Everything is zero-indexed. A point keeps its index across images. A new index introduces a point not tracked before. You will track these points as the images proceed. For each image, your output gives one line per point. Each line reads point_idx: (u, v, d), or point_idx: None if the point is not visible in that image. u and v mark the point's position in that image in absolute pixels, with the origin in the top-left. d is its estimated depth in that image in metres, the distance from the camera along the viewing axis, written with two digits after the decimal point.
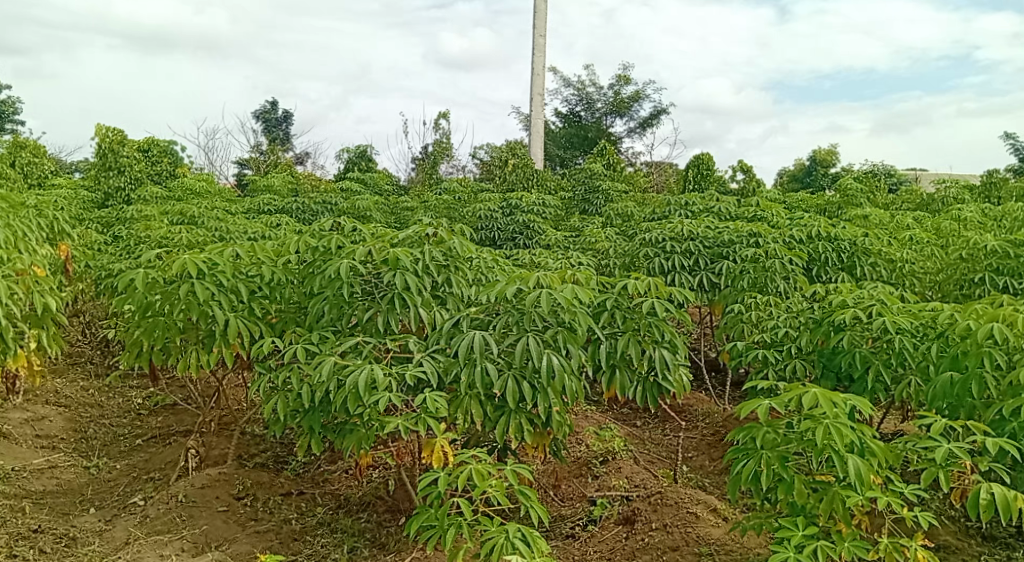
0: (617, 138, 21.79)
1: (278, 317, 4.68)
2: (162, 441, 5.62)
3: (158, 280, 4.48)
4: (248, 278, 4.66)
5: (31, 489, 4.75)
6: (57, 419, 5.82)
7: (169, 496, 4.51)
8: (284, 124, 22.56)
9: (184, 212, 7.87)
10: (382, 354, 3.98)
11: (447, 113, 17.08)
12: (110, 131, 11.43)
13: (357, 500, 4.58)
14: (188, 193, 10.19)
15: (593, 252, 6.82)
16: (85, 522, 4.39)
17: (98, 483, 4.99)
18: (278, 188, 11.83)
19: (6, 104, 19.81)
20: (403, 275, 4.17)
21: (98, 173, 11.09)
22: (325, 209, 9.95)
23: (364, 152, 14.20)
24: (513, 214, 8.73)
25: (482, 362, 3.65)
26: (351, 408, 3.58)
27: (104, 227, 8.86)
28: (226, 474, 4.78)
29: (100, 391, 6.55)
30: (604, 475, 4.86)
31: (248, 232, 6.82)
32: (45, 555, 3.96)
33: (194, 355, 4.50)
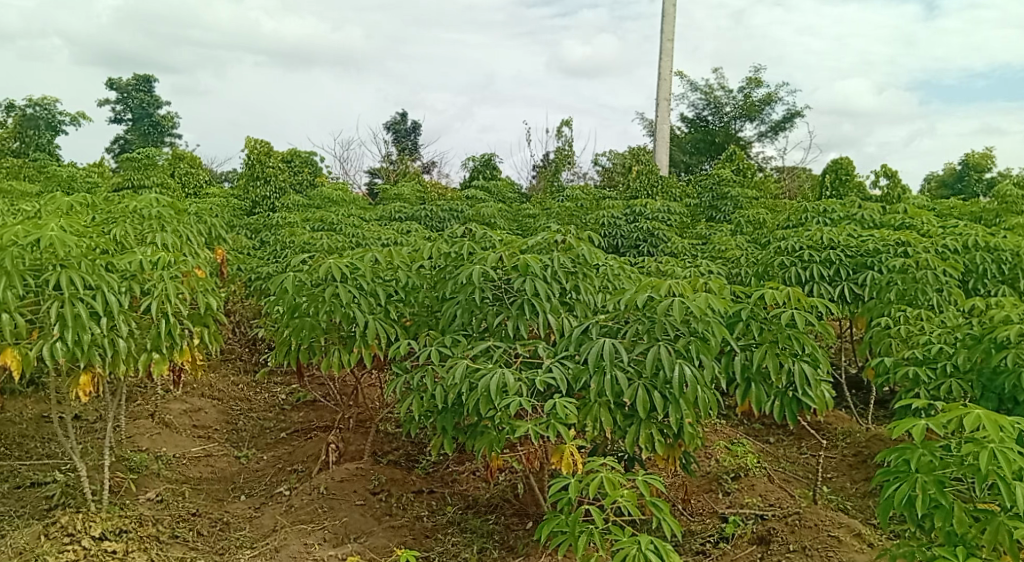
0: (746, 143, 21.10)
1: (411, 319, 4.85)
2: (303, 435, 5.97)
3: (305, 283, 4.77)
4: (385, 282, 4.87)
5: (190, 475, 5.16)
6: (211, 410, 6.30)
7: (312, 488, 4.77)
8: (413, 135, 23.42)
9: (324, 219, 8.31)
10: (512, 359, 4.02)
11: (570, 120, 17.08)
12: (259, 143, 12.26)
13: (485, 502, 4.67)
14: (326, 201, 10.74)
15: (722, 259, 6.62)
16: (236, 508, 4.71)
17: (248, 472, 5.35)
18: (408, 196, 12.26)
19: (167, 119, 21.71)
20: (533, 281, 4.21)
21: (246, 183, 11.93)
22: (452, 216, 10.25)
23: (488, 160, 14.47)
24: (637, 221, 8.62)
25: (612, 370, 3.64)
26: (483, 410, 3.66)
27: (252, 233, 9.51)
28: (363, 470, 4.99)
29: (248, 386, 7.06)
30: (736, 492, 4.72)
31: (382, 238, 7.12)
32: (202, 537, 4.28)
33: (336, 354, 4.73)
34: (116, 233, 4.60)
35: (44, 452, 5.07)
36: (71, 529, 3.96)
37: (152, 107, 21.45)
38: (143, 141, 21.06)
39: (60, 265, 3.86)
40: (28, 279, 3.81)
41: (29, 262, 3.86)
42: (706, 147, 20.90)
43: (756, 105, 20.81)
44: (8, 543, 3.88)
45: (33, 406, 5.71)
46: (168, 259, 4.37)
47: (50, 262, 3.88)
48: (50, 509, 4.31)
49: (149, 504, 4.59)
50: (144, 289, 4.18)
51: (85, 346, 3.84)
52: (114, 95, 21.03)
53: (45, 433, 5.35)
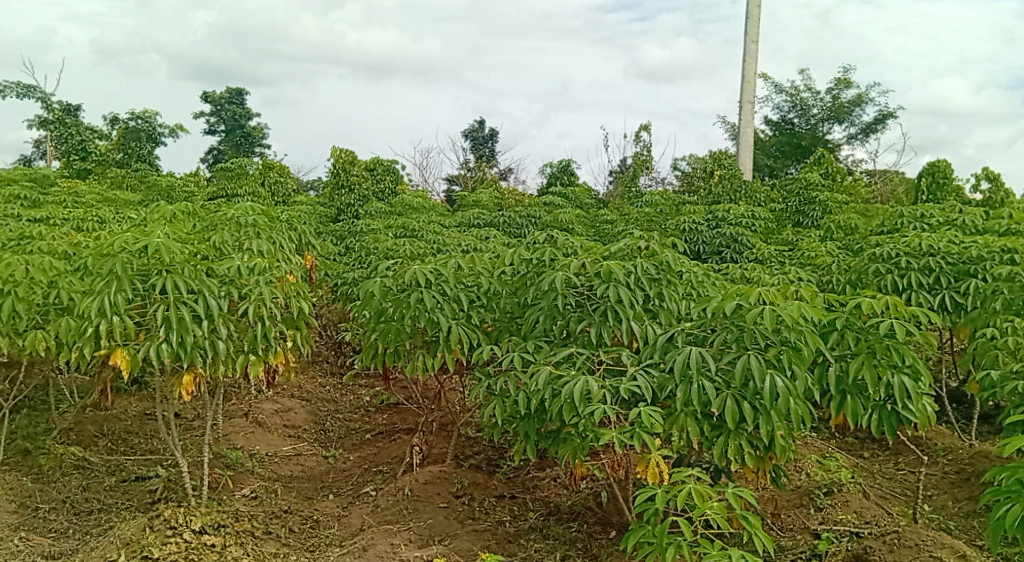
0: (834, 146, 20.39)
1: (493, 325, 4.88)
2: (387, 436, 6.10)
3: (392, 288, 4.87)
4: (468, 288, 4.92)
5: (282, 473, 5.35)
6: (300, 411, 6.52)
7: (397, 489, 4.86)
8: (490, 142, 23.63)
9: (406, 226, 8.47)
10: (596, 366, 4.00)
11: (648, 125, 16.88)
12: (343, 152, 12.61)
13: (568, 509, 4.66)
14: (407, 208, 10.94)
15: (812, 266, 6.40)
16: (325, 507, 4.85)
17: (335, 472, 5.51)
18: (486, 203, 12.36)
19: (256, 130, 22.61)
20: (617, 288, 4.16)
21: (331, 191, 12.30)
22: (530, 222, 10.28)
23: (566, 166, 14.46)
24: (720, 227, 8.44)
25: (699, 379, 3.55)
26: (567, 417, 3.65)
27: (337, 240, 9.80)
28: (446, 472, 5.06)
29: (334, 388, 7.33)
30: (829, 508, 4.56)
31: (463, 244, 7.21)
32: (295, 534, 4.43)
33: (421, 359, 4.80)
34: (216, 240, 4.81)
35: (147, 448, 5.35)
36: (173, 523, 4.13)
37: (244, 118, 22.38)
38: (235, 151, 22.00)
39: (165, 270, 4.09)
40: (137, 283, 4.06)
41: (137, 267, 4.10)
42: (791, 151, 20.27)
43: (845, 106, 20.15)
44: (117, 535, 4.09)
45: (138, 403, 6.03)
46: (264, 264, 4.54)
47: (156, 268, 4.11)
48: (154, 502, 4.54)
49: (244, 499, 4.77)
50: (242, 293, 4.37)
51: (189, 347, 4.04)
52: (208, 107, 22.03)
53: (149, 429, 5.64)
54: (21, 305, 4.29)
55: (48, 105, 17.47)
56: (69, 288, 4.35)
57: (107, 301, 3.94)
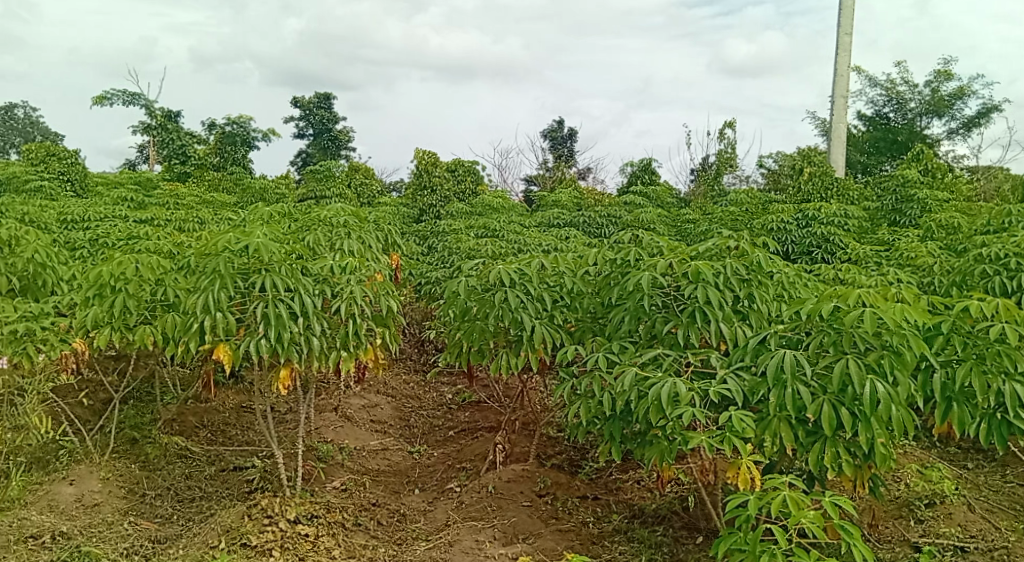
0: (933, 141, 19.40)
1: (576, 325, 4.83)
2: (470, 434, 6.18)
3: (476, 288, 4.92)
4: (551, 287, 4.92)
5: (369, 467, 5.49)
6: (386, 407, 6.68)
7: (481, 486, 4.92)
8: (570, 141, 23.57)
9: (488, 226, 8.55)
10: (683, 368, 3.92)
11: (733, 122, 16.46)
12: (426, 154, 12.84)
13: (652, 512, 4.59)
14: (487, 208, 11.03)
15: (911, 267, 6.11)
16: (411, 501, 4.96)
17: (420, 467, 5.62)
18: (565, 202, 12.35)
19: (342, 133, 23.28)
20: (705, 289, 4.07)
21: (414, 192, 12.58)
22: (610, 222, 10.20)
23: (648, 165, 14.26)
24: (810, 226, 8.17)
25: (794, 384, 3.45)
26: (654, 419, 3.60)
27: (420, 240, 9.98)
28: (530, 471, 5.07)
29: (418, 385, 7.48)
30: (931, 521, 4.37)
31: (544, 244, 7.22)
32: (383, 527, 4.54)
33: (504, 357, 4.79)
34: (310, 240, 5.00)
35: (244, 439, 5.59)
36: (270, 512, 4.30)
37: (331, 122, 23.04)
38: (323, 156, 22.75)
39: (264, 269, 4.30)
40: (238, 281, 4.28)
41: (238, 265, 4.31)
42: (885, 146, 19.31)
43: (945, 99, 19.17)
44: (218, 522, 4.29)
45: (234, 396, 6.30)
46: (355, 264, 4.69)
47: (256, 267, 4.32)
48: (251, 492, 4.75)
49: (335, 491, 4.92)
50: (335, 291, 4.54)
51: (286, 343, 4.24)
52: (297, 112, 22.81)
53: (245, 421, 5.91)
54: (132, 301, 4.56)
55: (151, 113, 18.46)
56: (175, 285, 4.60)
57: (211, 298, 4.16)
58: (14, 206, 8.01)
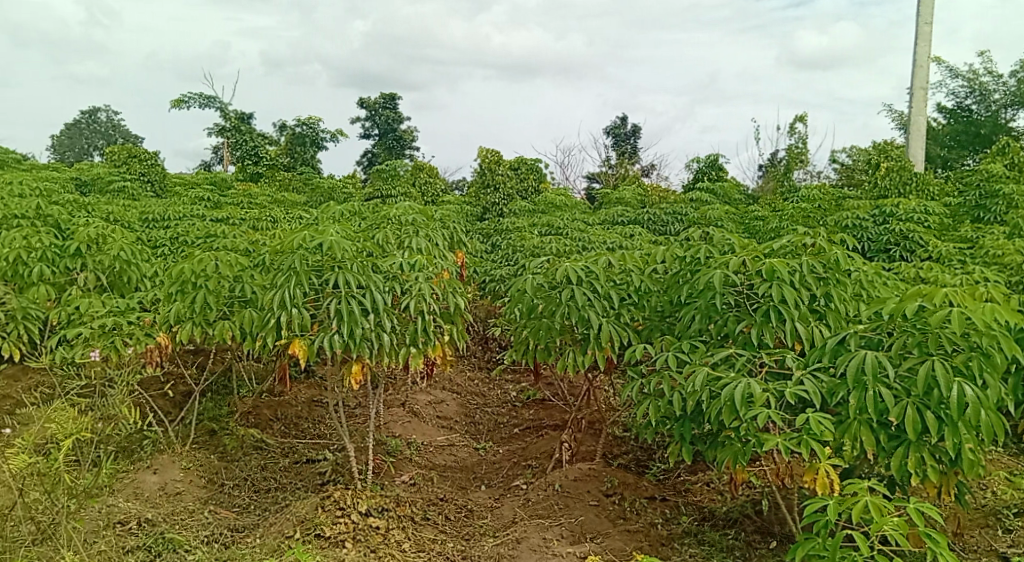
0: (1019, 134, 18.46)
1: (644, 324, 4.78)
2: (535, 431, 6.18)
3: (543, 285, 4.90)
4: (618, 285, 4.86)
5: (436, 462, 5.55)
6: (452, 403, 6.75)
7: (547, 484, 4.91)
8: (633, 138, 23.31)
9: (552, 224, 8.53)
10: (757, 369, 3.82)
11: (804, 116, 15.99)
12: (490, 152, 12.90)
13: (723, 515, 4.50)
14: (550, 206, 11.02)
15: (999, 266, 5.82)
16: (478, 497, 4.99)
17: (486, 463, 5.66)
18: (630, 199, 12.23)
19: (407, 132, 23.59)
20: (780, 287, 3.97)
21: (478, 190, 12.68)
22: (676, 219, 10.04)
23: (715, 161, 13.99)
24: (887, 222, 7.88)
25: (875, 386, 3.32)
26: (727, 421, 3.53)
27: (485, 238, 10.03)
28: (596, 470, 5.03)
29: (483, 382, 7.53)
30: (1021, 531, 4.16)
31: (609, 241, 7.17)
32: (451, 522, 4.58)
33: (571, 355, 4.74)
34: (379, 238, 5.09)
35: (315, 432, 5.74)
36: (342, 504, 4.39)
37: (396, 122, 23.38)
38: (388, 155, 23.12)
39: (336, 266, 4.43)
40: (312, 279, 4.40)
41: (312, 263, 4.44)
42: (966, 139, 18.41)
43: None
44: (293, 513, 4.40)
45: (306, 390, 6.47)
46: (424, 261, 4.77)
47: (328, 264, 4.45)
48: (323, 484, 4.86)
49: (403, 485, 4.99)
50: (404, 288, 4.61)
51: (357, 338, 4.33)
52: (363, 112, 23.21)
53: (317, 414, 6.05)
54: (212, 297, 4.74)
55: (225, 115, 19.08)
56: (252, 282, 4.75)
57: (287, 294, 4.31)
58: (100, 206, 8.41)
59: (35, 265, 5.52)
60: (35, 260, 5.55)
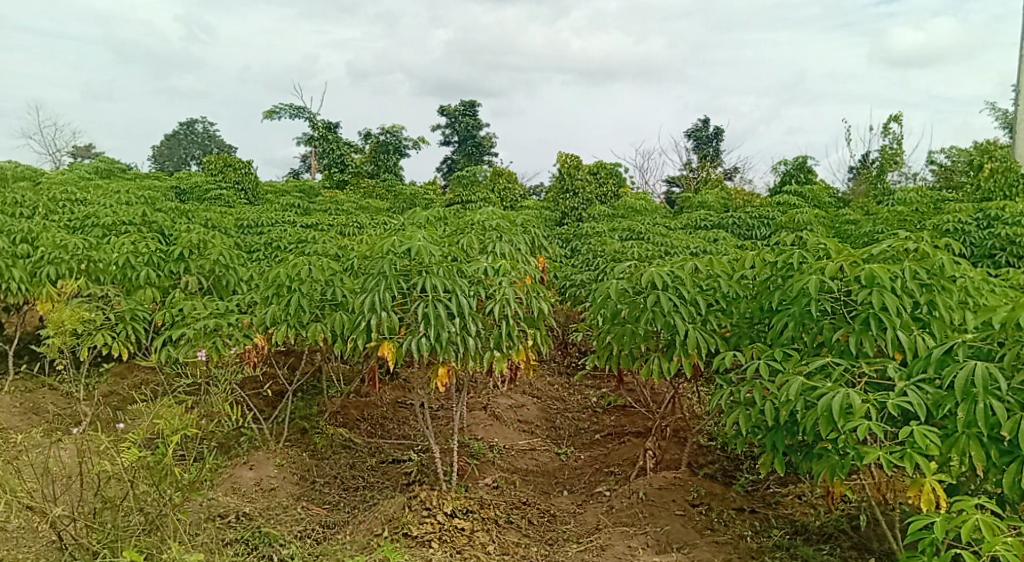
0: None
1: (732, 331, 4.65)
2: (617, 438, 6.12)
3: (628, 289, 4.84)
4: (705, 291, 4.76)
5: (518, 466, 5.57)
6: (532, 408, 6.77)
7: (631, 492, 4.84)
8: (715, 141, 22.82)
9: (633, 228, 8.44)
10: (855, 378, 3.67)
11: (898, 115, 15.28)
12: (569, 157, 12.88)
13: (817, 529, 4.34)
14: (630, 210, 10.91)
15: None
16: (561, 502, 4.98)
17: (568, 469, 5.64)
18: (712, 203, 11.99)
19: (486, 138, 23.84)
20: (881, 294, 3.80)
21: (557, 196, 12.68)
22: (762, 223, 9.76)
23: (802, 163, 13.54)
24: (992, 226, 7.44)
25: (986, 399, 3.14)
26: (824, 432, 3.41)
27: (564, 243, 10.02)
28: (682, 479, 4.94)
29: (563, 387, 7.53)
30: None
31: (692, 247, 7.04)
32: (534, 526, 4.59)
33: (656, 362, 4.67)
34: (464, 243, 5.16)
35: (400, 433, 5.85)
36: (428, 504, 4.47)
37: (476, 128, 23.64)
38: (467, 161, 23.39)
39: (424, 271, 4.53)
40: (401, 283, 4.50)
41: (400, 267, 4.55)
42: None
43: None
44: (381, 511, 4.50)
45: (391, 392, 6.61)
46: (508, 266, 4.80)
47: (416, 269, 4.55)
48: (409, 484, 4.97)
49: (486, 488, 5.03)
50: (489, 293, 4.67)
51: (444, 342, 4.41)
52: (444, 119, 23.57)
53: (402, 416, 6.17)
54: (305, 300, 4.89)
55: (312, 124, 19.75)
56: (343, 285, 4.90)
57: (377, 298, 4.42)
58: (198, 213, 8.83)
59: (142, 269, 5.91)
60: (142, 264, 5.94)
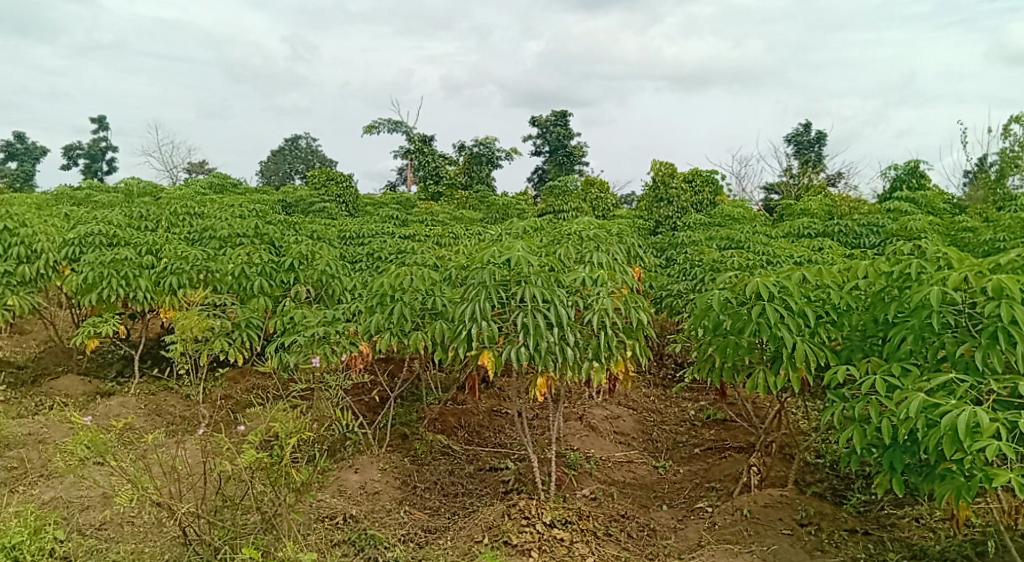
0: None
1: (843, 344, 4.46)
2: (718, 453, 5.97)
3: (731, 300, 4.69)
4: (814, 302, 4.58)
5: (616, 478, 5.51)
6: (628, 419, 6.69)
7: (734, 508, 4.70)
8: (818, 145, 21.98)
9: (732, 237, 8.24)
10: (982, 396, 3.46)
11: (1022, 115, 14.29)
12: (664, 165, 12.70)
13: (938, 555, 4.09)
14: (728, 219, 10.64)
15: None
16: (661, 517, 4.89)
17: (667, 483, 5.54)
18: (815, 211, 11.54)
19: (578, 148, 23.82)
20: (1010, 307, 3.56)
21: (651, 204, 12.52)
22: (871, 231, 9.32)
23: (914, 168, 12.84)
24: None
25: None
26: (948, 452, 3.23)
27: (659, 252, 9.88)
28: (788, 497, 4.75)
29: (659, 399, 7.41)
30: None
31: (796, 255, 6.79)
32: (633, 540, 4.54)
33: (761, 376, 4.52)
34: (561, 253, 5.17)
35: (497, 441, 5.91)
36: (527, 513, 4.47)
37: (568, 138, 23.65)
38: (558, 171, 23.43)
39: (522, 281, 4.54)
40: (500, 292, 4.54)
41: (500, 277, 4.58)
42: None
43: None
44: (480, 519, 4.55)
45: (488, 400, 6.68)
46: (606, 276, 4.78)
47: (514, 279, 4.57)
48: (507, 493, 5.01)
49: (585, 499, 5.00)
50: (588, 303, 4.66)
51: (543, 352, 4.42)
52: (536, 130, 23.70)
53: (498, 424, 6.23)
54: (407, 309, 5.02)
55: (409, 138, 20.28)
56: (443, 295, 5.00)
57: (477, 308, 4.48)
58: (304, 225, 9.22)
59: (256, 279, 6.28)
60: (255, 274, 6.30)
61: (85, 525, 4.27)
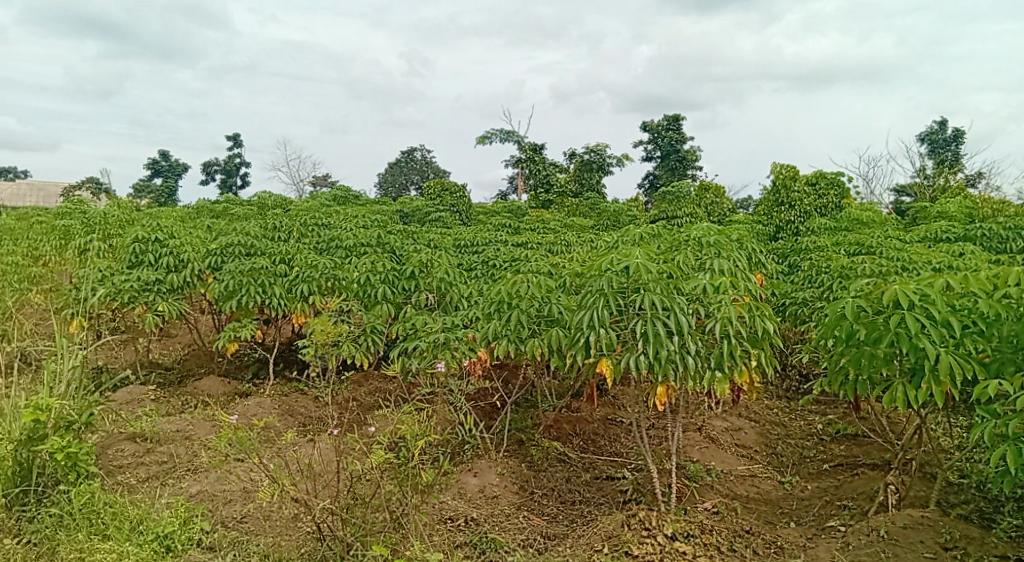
0: None
1: (993, 356, 4.14)
2: (849, 470, 5.67)
3: (865, 309, 4.43)
4: (959, 312, 4.27)
5: (739, 492, 5.34)
6: (750, 432, 6.46)
7: (870, 529, 4.44)
8: (955, 143, 20.50)
9: (861, 242, 7.81)
10: None
11: None
12: (784, 168, 12.20)
13: None
14: (856, 223, 10.09)
15: None
16: (789, 534, 4.69)
17: (794, 499, 5.30)
18: (953, 214, 10.75)
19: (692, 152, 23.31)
20: None
21: (771, 208, 12.07)
22: (1020, 235, 8.57)
23: None
24: None
25: None
26: None
27: (781, 258, 9.50)
28: (930, 519, 4.45)
29: (783, 412, 7.11)
30: None
31: (935, 261, 6.35)
32: (760, 557, 4.38)
33: (900, 389, 4.26)
34: (680, 260, 5.07)
35: (614, 450, 5.86)
36: (647, 524, 4.41)
37: (681, 143, 23.18)
38: (670, 176, 23.04)
39: (640, 288, 4.48)
40: (619, 300, 4.50)
41: (618, 285, 4.54)
42: None
43: None
44: (600, 528, 4.52)
45: (603, 409, 6.64)
46: (728, 283, 4.64)
47: (633, 286, 4.52)
48: (626, 502, 4.98)
49: (706, 513, 4.86)
50: (710, 311, 4.55)
51: (663, 360, 4.36)
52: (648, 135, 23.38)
53: (615, 432, 6.17)
54: (524, 316, 5.07)
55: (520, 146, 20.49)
56: (560, 302, 5.03)
57: (595, 315, 4.47)
58: (422, 234, 9.50)
59: (379, 286, 6.53)
60: (379, 282, 6.56)
61: (227, 518, 4.55)
